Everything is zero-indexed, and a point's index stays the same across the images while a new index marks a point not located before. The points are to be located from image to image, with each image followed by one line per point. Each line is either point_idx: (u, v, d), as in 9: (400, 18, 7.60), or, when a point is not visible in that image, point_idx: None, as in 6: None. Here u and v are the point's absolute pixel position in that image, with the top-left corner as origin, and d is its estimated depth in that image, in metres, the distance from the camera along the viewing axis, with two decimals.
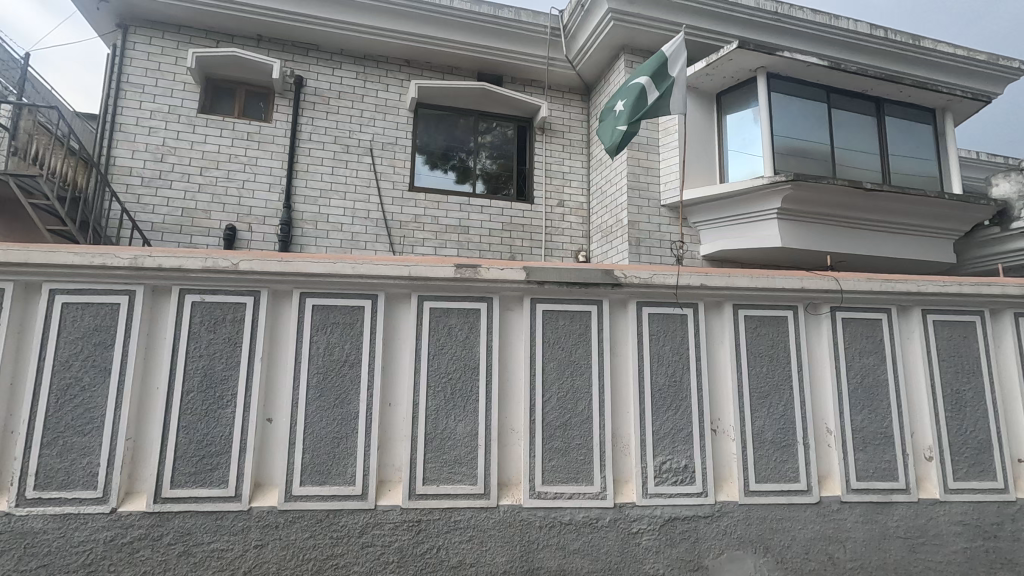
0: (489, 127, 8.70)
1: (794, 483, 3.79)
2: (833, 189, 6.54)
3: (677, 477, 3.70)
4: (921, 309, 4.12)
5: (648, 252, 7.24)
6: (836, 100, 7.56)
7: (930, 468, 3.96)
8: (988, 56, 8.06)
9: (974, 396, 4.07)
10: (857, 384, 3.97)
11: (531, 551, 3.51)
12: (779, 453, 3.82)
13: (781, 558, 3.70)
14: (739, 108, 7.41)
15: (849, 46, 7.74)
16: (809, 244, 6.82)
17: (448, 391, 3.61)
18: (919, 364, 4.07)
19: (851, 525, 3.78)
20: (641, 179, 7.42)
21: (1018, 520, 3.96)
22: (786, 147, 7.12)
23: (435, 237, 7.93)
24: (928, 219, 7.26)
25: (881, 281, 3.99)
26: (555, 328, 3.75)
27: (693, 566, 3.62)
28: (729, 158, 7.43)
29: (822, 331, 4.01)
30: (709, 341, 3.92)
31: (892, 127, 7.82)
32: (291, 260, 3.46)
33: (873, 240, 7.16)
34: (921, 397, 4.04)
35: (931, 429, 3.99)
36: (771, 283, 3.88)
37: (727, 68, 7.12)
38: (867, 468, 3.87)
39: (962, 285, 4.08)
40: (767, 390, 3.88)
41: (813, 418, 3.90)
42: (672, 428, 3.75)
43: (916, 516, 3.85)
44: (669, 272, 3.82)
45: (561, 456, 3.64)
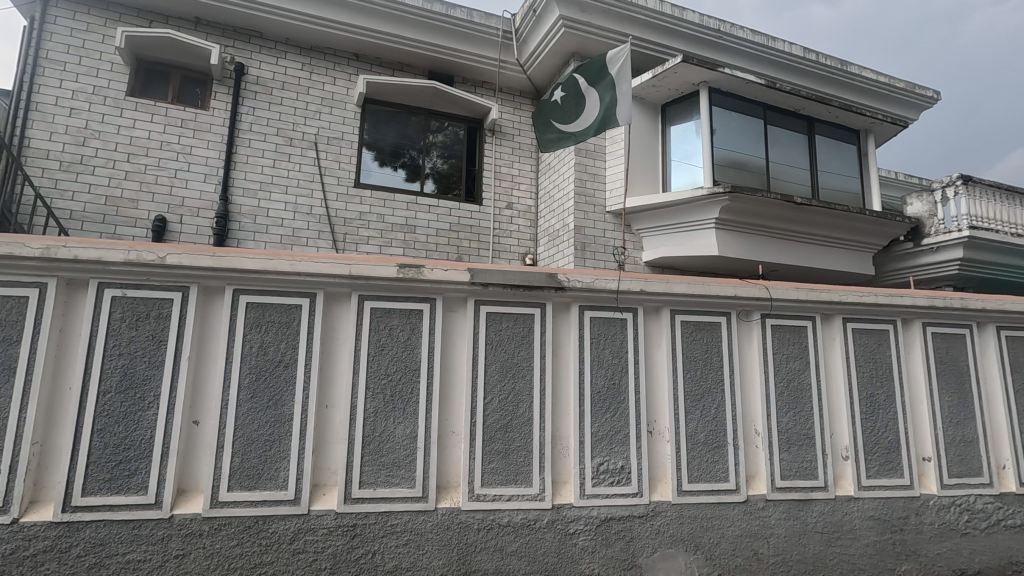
0: (441, 126, 8.62)
1: (723, 482, 3.95)
2: (767, 201, 6.88)
3: (614, 477, 3.79)
4: (842, 317, 4.39)
5: (593, 257, 7.38)
6: (772, 117, 7.96)
7: (847, 467, 4.23)
8: (906, 84, 8.72)
9: (887, 399, 4.38)
10: (784, 387, 4.19)
11: (469, 553, 3.50)
12: (710, 453, 3.97)
13: (710, 556, 3.83)
14: (683, 121, 7.68)
15: (784, 67, 8.18)
16: (744, 253, 7.13)
17: (387, 393, 3.55)
18: (839, 368, 4.34)
19: (774, 521, 3.98)
20: (588, 185, 7.56)
21: (922, 514, 4.27)
22: (725, 160, 7.43)
23: (381, 235, 7.79)
24: (852, 234, 7.75)
25: (806, 291, 4.24)
26: (498, 331, 3.76)
27: (627, 565, 3.71)
28: (672, 169, 7.68)
29: (753, 337, 4.21)
30: (648, 345, 4.04)
31: (821, 146, 8.31)
32: (224, 255, 3.31)
33: (802, 252, 7.56)
34: (840, 401, 4.30)
35: (848, 431, 4.26)
36: (707, 290, 4.05)
37: (671, 81, 7.36)
38: (791, 467, 4.09)
39: (878, 295, 4.39)
40: (701, 393, 4.03)
41: (742, 420, 4.09)
42: (609, 430, 3.84)
43: (833, 512, 4.10)
44: (611, 277, 3.90)
45: (501, 458, 3.65)
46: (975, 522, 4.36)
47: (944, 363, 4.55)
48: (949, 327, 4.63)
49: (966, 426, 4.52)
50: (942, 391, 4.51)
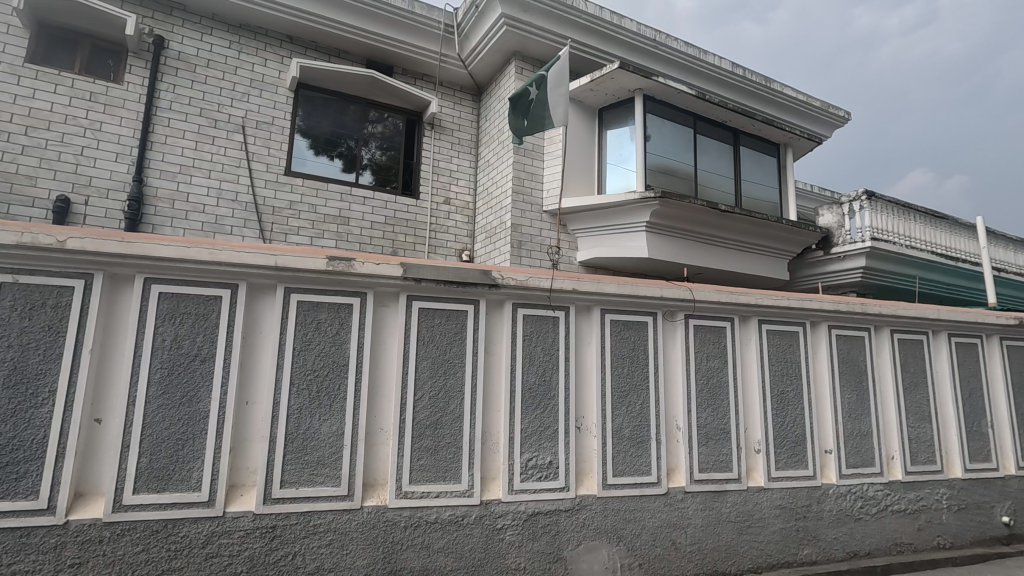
0: (380, 117, 8.41)
1: (646, 476, 4.11)
2: (695, 207, 7.21)
3: (542, 473, 3.85)
4: (758, 319, 4.68)
5: (529, 256, 7.45)
6: (701, 127, 8.34)
7: (758, 460, 4.51)
8: (821, 103, 9.39)
9: (795, 396, 4.70)
10: (704, 385, 4.41)
11: (395, 552, 3.45)
12: (634, 448, 4.12)
13: (632, 547, 3.97)
14: (618, 126, 7.90)
15: (714, 80, 8.59)
16: (672, 256, 7.43)
17: (312, 389, 3.43)
18: (754, 367, 4.62)
19: (691, 512, 4.18)
20: (526, 184, 7.62)
21: (823, 502, 4.62)
22: (657, 166, 7.72)
23: (312, 225, 7.51)
24: (770, 241, 8.25)
25: (727, 293, 4.48)
26: (430, 327, 3.72)
27: (552, 558, 3.78)
28: (607, 172, 7.89)
29: (677, 336, 4.40)
30: (578, 343, 4.13)
31: (745, 156, 8.80)
32: (135, 241, 3.08)
33: (726, 257, 7.98)
34: (754, 397, 4.58)
35: (760, 426, 4.54)
36: (636, 291, 4.19)
37: (608, 86, 7.55)
38: (708, 460, 4.32)
39: (790, 299, 4.70)
40: (627, 389, 4.18)
41: (665, 415, 4.27)
42: (539, 426, 3.90)
43: (745, 502, 4.36)
44: (544, 276, 3.97)
45: (430, 455, 3.62)
46: (868, 508, 4.77)
47: (845, 363, 4.95)
48: (850, 330, 5.03)
49: (862, 420, 4.93)
50: (843, 388, 4.90)
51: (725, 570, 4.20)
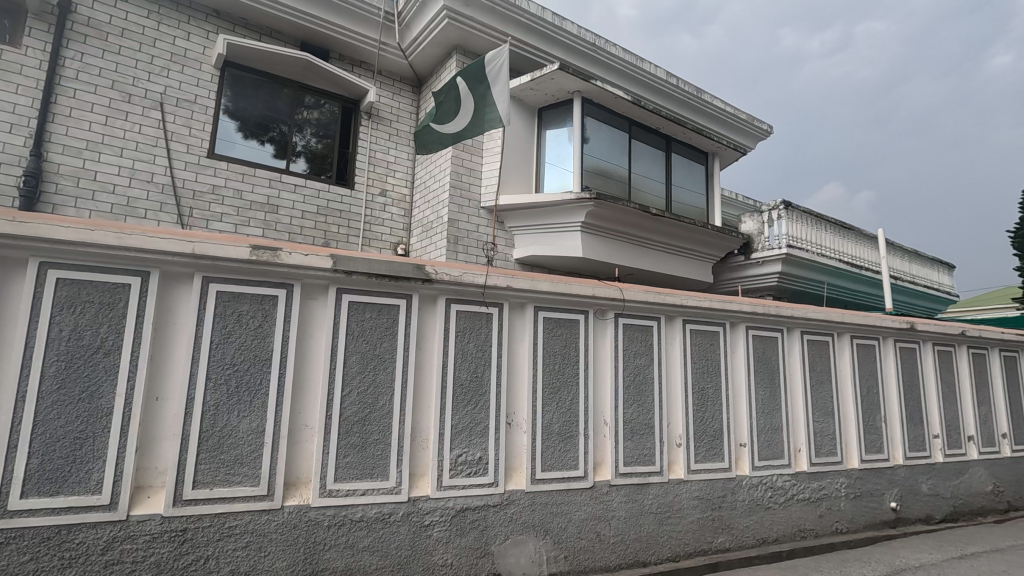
0: (316, 102, 8.10)
1: (574, 470, 4.21)
2: (628, 210, 7.43)
3: (472, 469, 3.86)
4: (682, 319, 4.89)
5: (465, 251, 7.43)
6: (637, 132, 8.60)
7: (679, 453, 4.72)
8: (747, 116, 9.94)
9: (714, 392, 4.96)
10: (631, 382, 4.57)
11: (317, 552, 3.34)
12: (563, 443, 4.21)
13: (558, 539, 4.05)
14: (557, 126, 8.01)
15: (650, 87, 8.89)
16: (605, 256, 7.62)
17: (231, 384, 3.26)
18: (678, 364, 4.83)
19: (616, 504, 4.32)
20: (464, 179, 7.58)
21: (737, 492, 4.91)
22: (594, 168, 7.90)
23: (237, 212, 7.12)
24: (697, 244, 8.63)
25: (655, 293, 4.67)
26: (360, 321, 3.63)
27: (479, 553, 3.78)
28: (545, 172, 8.00)
29: (607, 334, 4.53)
30: (511, 340, 4.16)
31: (677, 163, 9.17)
32: (30, 221, 2.81)
33: (656, 259, 8.27)
34: (677, 393, 4.79)
35: (682, 421, 4.75)
36: (569, 289, 4.28)
37: (548, 86, 7.64)
38: (633, 454, 4.47)
39: (712, 301, 4.95)
40: (558, 386, 4.25)
41: (594, 411, 4.39)
42: (470, 422, 3.90)
43: (666, 493, 4.55)
44: (478, 272, 3.97)
45: (357, 452, 3.54)
46: (776, 497, 5.11)
47: (760, 362, 5.27)
48: (765, 331, 5.36)
49: (774, 415, 5.27)
50: (758, 385, 5.22)
51: (646, 560, 4.37)
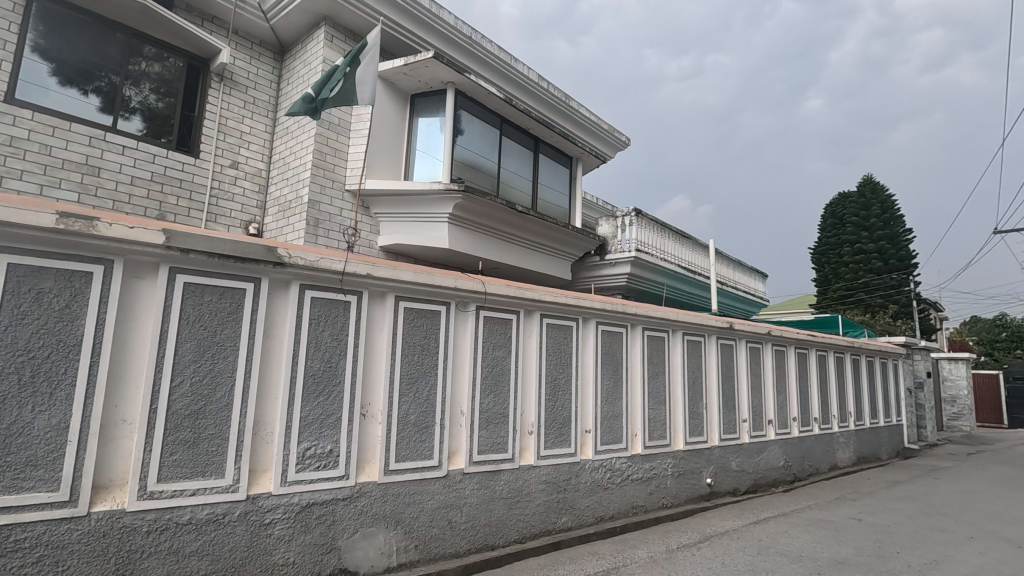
0: (158, 55, 7.10)
1: (428, 459, 4.23)
2: (496, 205, 7.58)
3: (321, 462, 3.70)
4: (540, 313, 5.14)
5: (325, 235, 7.06)
6: (508, 130, 8.82)
7: (530, 441, 4.96)
8: (609, 126, 10.67)
9: (565, 383, 5.29)
10: (488, 373, 4.70)
11: (132, 561, 2.99)
12: (418, 433, 4.21)
13: (408, 529, 4.05)
14: (430, 115, 7.93)
15: (522, 87, 9.14)
16: (472, 248, 7.72)
17: (25, 373, 2.79)
18: (534, 356, 5.07)
19: (468, 492, 4.43)
20: (328, 159, 7.19)
21: (580, 476, 5.29)
22: (465, 160, 7.96)
23: (44, 171, 6.01)
24: (559, 243, 9.08)
25: (515, 288, 4.86)
26: (197, 306, 3.30)
27: (325, 549, 3.65)
28: (416, 160, 7.89)
29: (467, 327, 4.61)
30: (370, 329, 4.06)
31: (544, 163, 9.56)
32: None
33: (520, 255, 8.56)
34: (532, 384, 5.03)
35: (534, 411, 5.00)
36: (430, 280, 4.29)
37: (421, 73, 7.52)
38: (487, 442, 4.61)
39: (567, 298, 5.28)
40: (416, 376, 4.24)
41: (451, 401, 4.44)
42: (320, 414, 3.74)
43: (516, 479, 4.77)
44: (337, 258, 3.82)
45: (187, 449, 3.22)
46: (614, 478, 5.61)
47: (607, 355, 5.73)
48: (612, 327, 5.83)
49: (616, 404, 5.76)
50: (604, 376, 5.67)
51: (495, 543, 4.55)
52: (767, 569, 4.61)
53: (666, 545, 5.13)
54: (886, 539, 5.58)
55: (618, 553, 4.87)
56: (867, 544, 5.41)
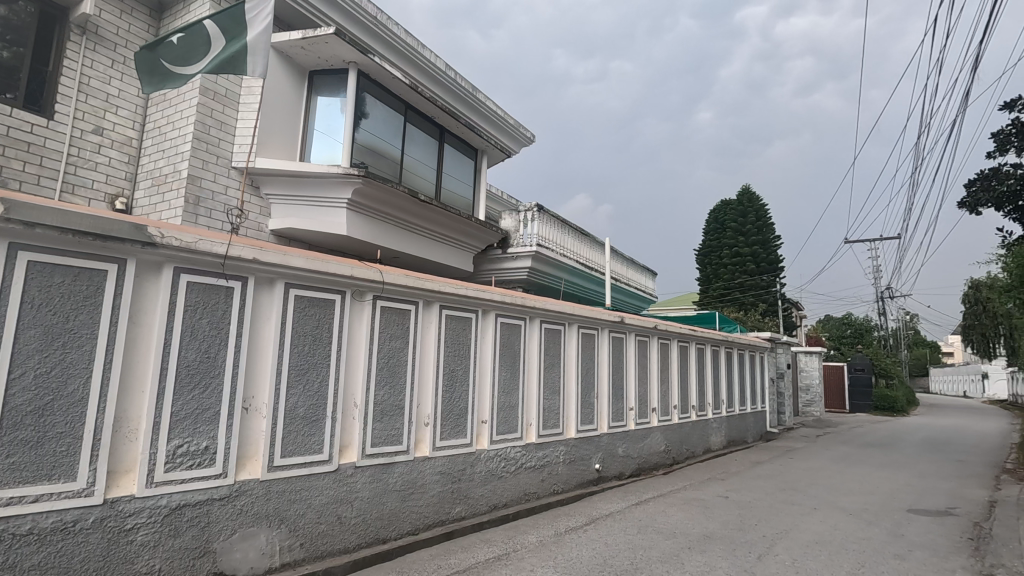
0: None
1: (316, 454, 4.05)
2: (398, 193, 7.38)
3: (195, 460, 3.43)
4: (439, 305, 5.12)
5: (207, 215, 6.51)
6: (412, 116, 8.61)
7: (426, 432, 4.93)
8: (515, 123, 10.69)
9: (462, 374, 5.32)
10: (384, 364, 4.60)
11: None
12: (307, 427, 4.02)
13: (293, 527, 3.87)
14: (329, 94, 7.55)
15: (430, 75, 8.77)
16: (371, 236, 7.47)
17: None
18: (432, 348, 5.03)
19: (359, 486, 4.32)
20: (211, 133, 6.61)
21: (475, 465, 5.36)
22: (366, 144, 7.68)
23: None
24: (462, 235, 9.05)
25: (414, 279, 4.79)
26: (45, 288, 2.92)
27: (197, 553, 3.39)
28: (313, 139, 7.49)
29: (363, 317, 4.48)
30: (255, 317, 3.81)
31: (449, 153, 9.47)
32: None
33: (422, 245, 8.44)
34: (429, 375, 5.01)
35: (431, 402, 4.97)
36: (324, 267, 4.11)
37: (320, 49, 7.14)
38: (381, 435, 4.52)
39: (467, 289, 5.30)
40: (305, 367, 4.05)
41: (343, 393, 4.30)
42: (196, 408, 3.46)
43: (410, 471, 4.72)
44: (219, 240, 3.54)
45: (29, 450, 2.83)
46: (508, 467, 5.74)
47: (504, 347, 5.82)
48: (511, 319, 5.94)
49: (512, 395, 5.88)
50: (501, 367, 5.77)
51: (387, 536, 4.48)
52: (644, 546, 4.96)
53: (555, 529, 5.35)
54: (747, 513, 6.23)
55: (509, 539, 5.00)
56: (731, 518, 6.00)
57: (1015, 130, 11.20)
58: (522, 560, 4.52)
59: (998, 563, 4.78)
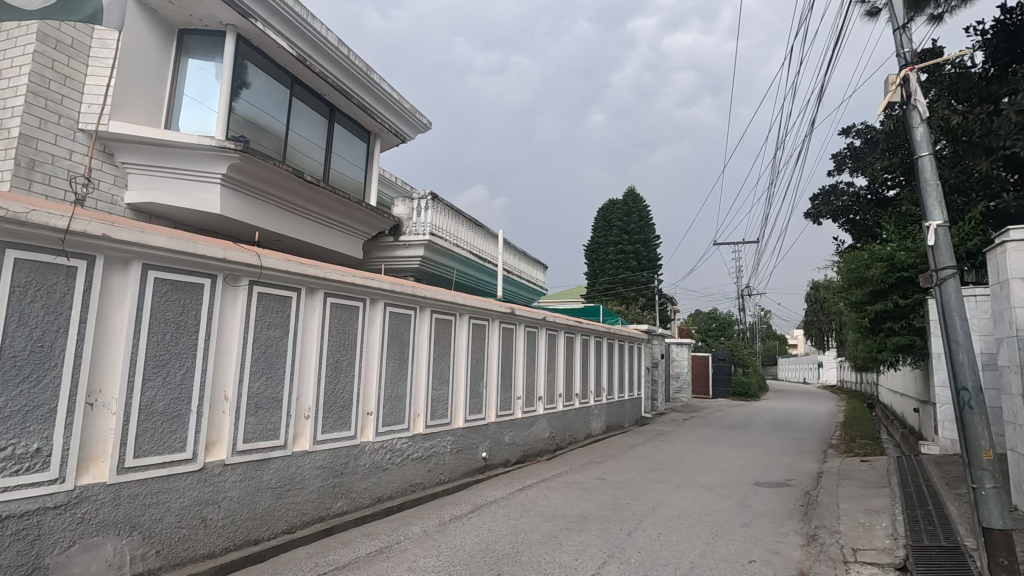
0: None
1: (178, 452, 3.70)
2: (281, 172, 6.89)
3: (24, 464, 2.98)
4: (323, 292, 4.89)
5: (45, 182, 5.62)
6: (298, 91, 8.07)
7: (306, 425, 4.69)
8: (411, 107, 10.20)
9: (347, 364, 5.13)
10: (260, 354, 4.30)
11: None
12: (167, 423, 3.65)
13: (148, 534, 3.51)
14: (203, 57, 6.87)
15: (319, 49, 7.91)
16: (248, 216, 6.91)
17: None
18: (314, 337, 4.79)
19: (228, 485, 4.01)
20: (52, 87, 5.71)
21: (359, 458, 5.20)
22: (244, 116, 7.08)
23: None
24: (351, 220, 8.67)
25: (296, 264, 4.52)
26: None
27: (24, 571, 2.95)
28: (182, 105, 6.77)
29: (236, 304, 4.15)
30: (104, 301, 3.39)
31: (339, 134, 9.01)
32: None
33: (308, 229, 7.99)
34: (310, 365, 4.76)
35: (312, 393, 4.74)
36: (191, 249, 3.74)
37: (193, 6, 6.46)
38: (254, 430, 4.22)
39: (354, 277, 5.11)
40: (165, 358, 3.67)
41: (211, 384, 3.96)
42: (25, 405, 3.00)
43: (287, 467, 4.47)
44: (59, 213, 3.08)
45: None
46: (393, 459, 5.64)
47: (393, 337, 5.70)
48: (400, 308, 5.82)
49: (399, 385, 5.77)
50: (389, 357, 5.63)
51: (259, 536, 4.21)
52: (526, 529, 5.13)
53: (439, 519, 5.36)
54: (620, 493, 6.68)
55: (392, 531, 4.93)
56: (606, 498, 6.40)
57: (850, 154, 13.08)
58: (405, 551, 4.48)
59: (821, 525, 5.57)
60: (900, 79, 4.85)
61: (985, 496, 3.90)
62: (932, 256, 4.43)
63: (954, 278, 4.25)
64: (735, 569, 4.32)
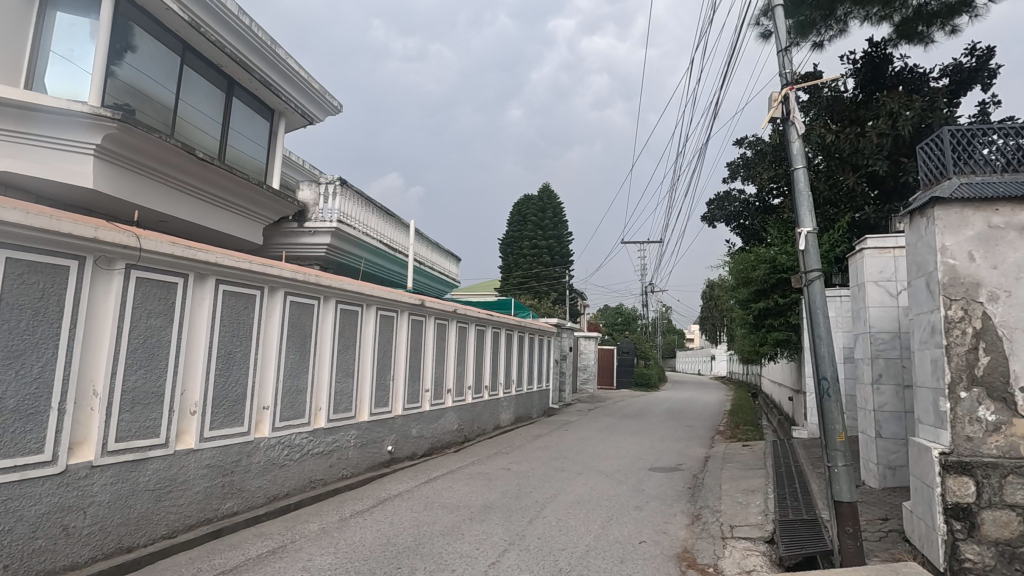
0: None
1: (35, 454, 3.31)
2: (167, 147, 6.30)
3: None
4: (214, 279, 4.55)
5: None
6: (190, 59, 7.40)
7: (192, 422, 4.35)
8: (320, 87, 9.69)
9: (241, 357, 4.82)
10: (138, 344, 3.94)
11: None
12: (21, 423, 3.25)
13: None
14: (75, 12, 6.11)
15: (215, 16, 7.30)
16: (128, 194, 6.26)
17: None
18: (202, 327, 4.46)
19: (97, 488, 3.64)
20: None
21: (252, 455, 4.92)
22: (125, 82, 6.41)
23: None
24: (249, 203, 8.11)
25: (183, 247, 4.18)
26: None
27: None
28: (46, 65, 5.98)
29: (109, 289, 3.77)
30: None
31: (238, 109, 8.39)
32: None
33: (199, 211, 7.38)
34: (198, 357, 4.43)
35: (199, 388, 4.41)
36: (55, 227, 3.34)
37: None
38: (129, 427, 3.86)
39: (250, 264, 4.81)
40: (21, 350, 3.26)
41: (78, 377, 3.58)
42: None
43: (168, 467, 4.14)
44: None
45: None
46: (291, 455, 5.39)
47: (293, 328, 5.42)
48: (302, 298, 5.55)
49: (300, 378, 5.51)
50: (288, 349, 5.35)
51: (133, 544, 3.86)
52: (429, 522, 5.12)
53: (339, 515, 5.21)
54: (525, 482, 6.84)
55: (287, 530, 4.72)
56: (510, 488, 6.53)
57: (742, 163, 14.16)
58: (299, 551, 4.30)
59: (705, 505, 6.04)
60: (781, 97, 5.32)
61: (838, 473, 4.38)
62: (802, 260, 4.88)
63: (819, 279, 4.74)
64: (627, 549, 4.58)
